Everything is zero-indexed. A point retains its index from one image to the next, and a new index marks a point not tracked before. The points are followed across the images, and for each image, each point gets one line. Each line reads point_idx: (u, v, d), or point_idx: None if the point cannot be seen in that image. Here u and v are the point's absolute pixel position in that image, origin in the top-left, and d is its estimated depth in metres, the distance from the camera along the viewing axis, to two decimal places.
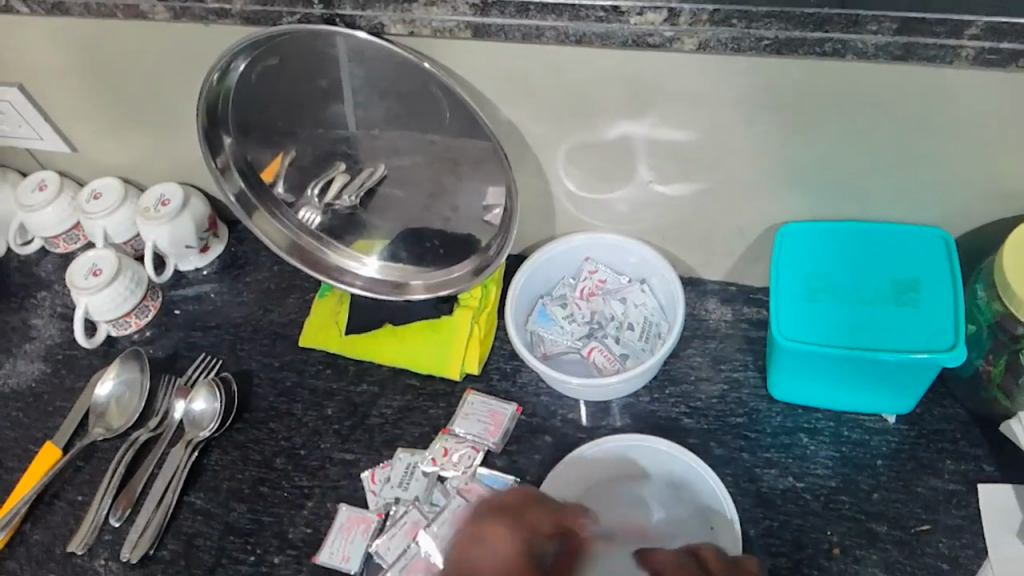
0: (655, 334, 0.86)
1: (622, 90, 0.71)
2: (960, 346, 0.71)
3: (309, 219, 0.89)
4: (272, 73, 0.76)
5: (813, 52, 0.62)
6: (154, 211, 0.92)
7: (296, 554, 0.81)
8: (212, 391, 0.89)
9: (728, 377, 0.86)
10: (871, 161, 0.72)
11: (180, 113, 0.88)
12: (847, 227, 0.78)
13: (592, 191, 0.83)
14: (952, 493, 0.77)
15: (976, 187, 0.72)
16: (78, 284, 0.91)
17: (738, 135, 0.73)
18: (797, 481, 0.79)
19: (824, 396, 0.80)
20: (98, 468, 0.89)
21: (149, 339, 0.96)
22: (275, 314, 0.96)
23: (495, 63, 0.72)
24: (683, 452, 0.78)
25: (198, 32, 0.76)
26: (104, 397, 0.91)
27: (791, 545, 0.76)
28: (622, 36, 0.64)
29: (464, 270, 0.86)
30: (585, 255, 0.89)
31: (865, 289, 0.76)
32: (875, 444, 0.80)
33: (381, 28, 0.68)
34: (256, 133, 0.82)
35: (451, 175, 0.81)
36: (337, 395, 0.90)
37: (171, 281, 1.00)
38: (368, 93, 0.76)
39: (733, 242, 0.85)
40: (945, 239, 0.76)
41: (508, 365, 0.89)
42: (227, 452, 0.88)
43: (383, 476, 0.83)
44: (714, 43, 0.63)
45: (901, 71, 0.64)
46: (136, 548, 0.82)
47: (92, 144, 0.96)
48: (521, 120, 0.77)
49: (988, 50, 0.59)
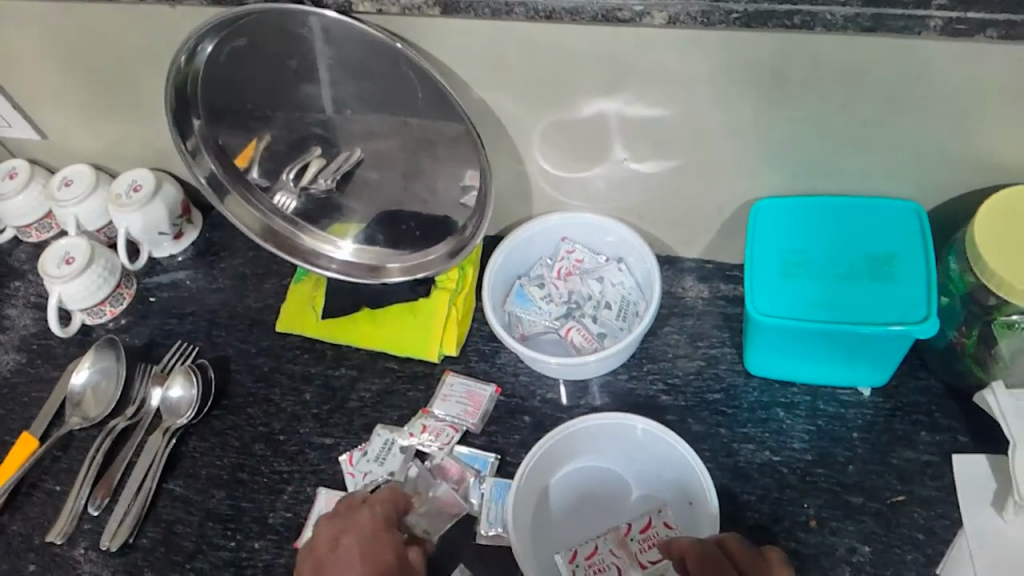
0: (633, 313, 0.86)
1: (593, 67, 0.71)
2: (933, 317, 0.71)
3: (285, 203, 0.88)
4: (240, 54, 0.75)
5: (782, 25, 0.62)
6: (126, 198, 0.91)
7: (276, 539, 0.81)
8: (189, 378, 0.88)
9: (705, 354, 0.86)
10: (844, 133, 0.72)
11: (149, 97, 0.87)
12: (822, 202, 0.78)
13: (568, 171, 0.82)
14: (927, 464, 0.77)
15: (948, 159, 0.73)
16: (50, 272, 0.90)
17: (711, 111, 0.73)
18: (773, 455, 0.79)
19: (800, 370, 0.81)
20: (76, 457, 0.88)
21: (125, 327, 0.95)
22: (251, 300, 0.95)
23: (466, 42, 0.71)
24: (666, 430, 0.77)
25: (163, 14, 0.75)
26: (80, 386, 0.90)
27: (768, 518, 0.76)
28: (591, 11, 0.64)
29: (441, 253, 0.85)
30: (562, 235, 0.89)
31: (839, 263, 0.76)
32: (851, 417, 0.80)
33: (349, 6, 0.67)
34: (228, 118, 0.81)
35: (427, 157, 0.81)
36: (315, 379, 0.89)
37: (145, 269, 0.99)
38: (338, 74, 0.76)
39: (708, 219, 0.85)
40: (918, 211, 0.76)
41: (487, 346, 0.89)
42: (205, 438, 0.87)
43: (360, 457, 0.83)
44: (684, 17, 0.63)
45: (871, 44, 0.64)
46: (115, 537, 0.81)
47: (63, 131, 0.95)
48: (494, 99, 0.76)
49: (955, 21, 0.59)
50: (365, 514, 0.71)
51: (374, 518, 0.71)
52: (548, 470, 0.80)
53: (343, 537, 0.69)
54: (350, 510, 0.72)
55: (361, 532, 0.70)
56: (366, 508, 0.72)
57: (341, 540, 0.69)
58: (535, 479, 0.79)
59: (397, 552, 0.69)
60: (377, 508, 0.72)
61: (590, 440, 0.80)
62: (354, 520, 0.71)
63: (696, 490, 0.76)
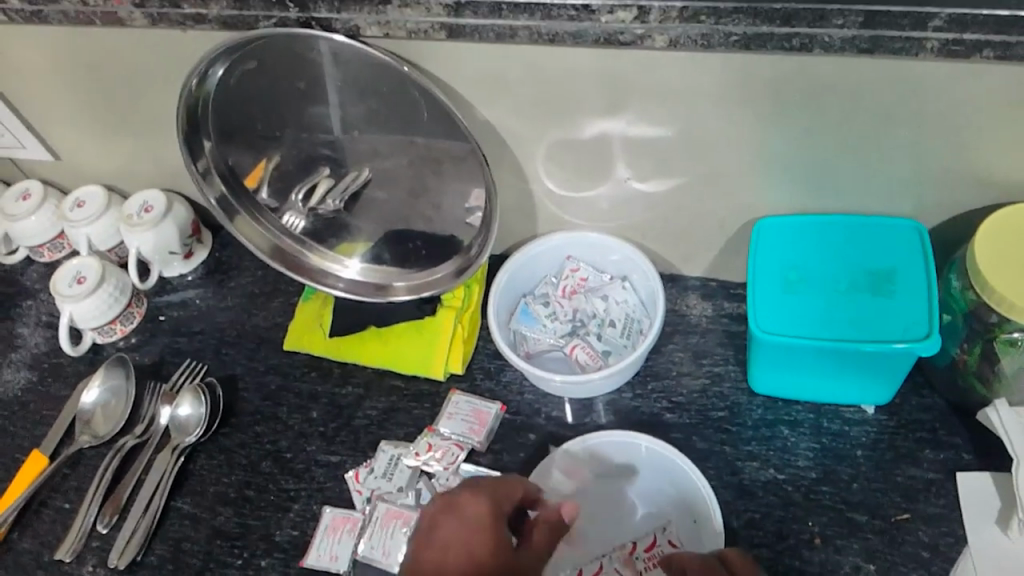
0: (637, 330, 0.87)
1: (596, 88, 0.72)
2: (935, 334, 0.72)
3: (293, 223, 0.89)
4: (251, 76, 0.76)
5: (781, 47, 0.63)
6: (137, 218, 0.93)
7: (283, 557, 0.81)
8: (197, 396, 0.89)
9: (709, 372, 0.86)
10: (844, 152, 0.73)
11: (161, 119, 0.88)
12: (823, 221, 0.79)
13: (572, 190, 0.83)
14: (931, 482, 0.77)
15: (948, 178, 0.73)
16: (61, 292, 0.91)
17: (712, 131, 0.74)
18: (777, 473, 0.80)
19: (803, 388, 0.81)
20: (85, 475, 0.89)
21: (135, 345, 0.96)
22: (259, 318, 0.96)
23: (473, 65, 0.72)
24: (672, 452, 0.78)
25: (176, 38, 0.77)
26: (90, 404, 0.91)
27: (772, 536, 0.77)
28: (593, 35, 0.65)
29: (447, 271, 0.86)
30: (567, 254, 0.90)
31: (841, 281, 0.77)
32: (855, 435, 0.81)
33: (356, 30, 0.69)
34: (238, 139, 0.83)
35: (433, 177, 0.82)
36: (322, 397, 0.90)
37: (155, 288, 1.00)
38: (347, 96, 0.77)
39: (711, 238, 0.86)
40: (919, 230, 0.76)
41: (492, 364, 0.90)
42: (212, 456, 0.88)
43: (366, 474, 0.83)
44: (684, 40, 0.64)
45: (869, 65, 0.65)
46: (122, 555, 0.82)
47: (76, 152, 0.96)
48: (499, 120, 0.78)
49: (951, 42, 0.60)
50: (467, 504, 0.63)
51: (480, 507, 0.62)
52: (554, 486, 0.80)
53: (443, 524, 0.61)
54: (454, 499, 0.63)
55: (464, 520, 0.61)
56: (471, 495, 0.64)
57: (442, 528, 0.61)
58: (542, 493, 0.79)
59: (503, 546, 0.60)
60: (482, 497, 0.64)
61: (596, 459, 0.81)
62: (456, 508, 0.62)
63: (700, 508, 0.77)
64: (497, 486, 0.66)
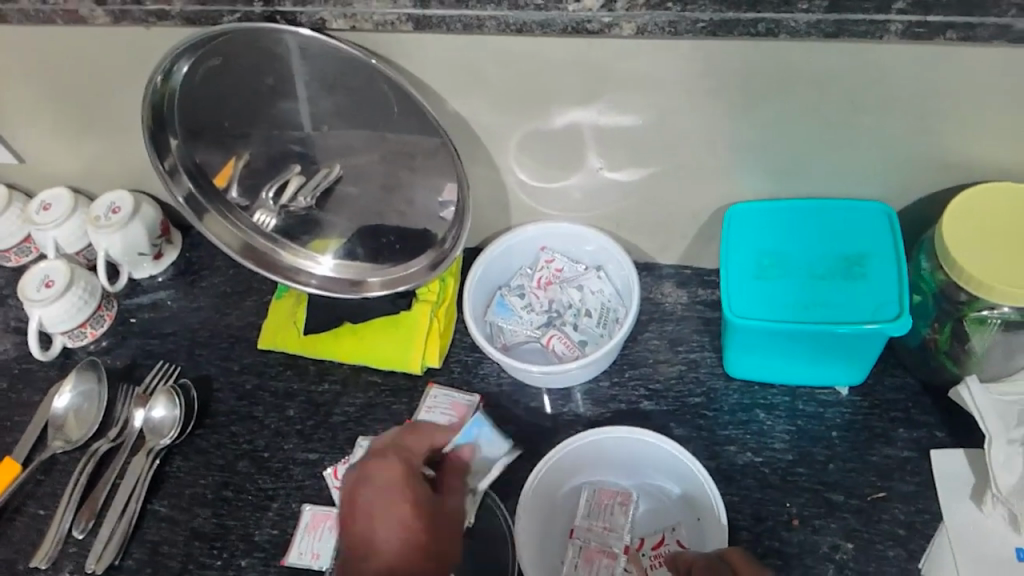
0: (613, 319, 0.87)
1: (566, 78, 0.72)
2: (905, 316, 0.73)
3: (264, 221, 0.88)
4: (216, 73, 0.75)
5: (748, 33, 0.63)
6: (104, 219, 0.91)
7: (262, 556, 0.81)
8: (171, 398, 0.88)
9: (685, 358, 0.87)
10: (812, 135, 0.73)
11: (127, 118, 0.87)
12: (794, 206, 0.80)
13: (544, 180, 0.83)
14: (906, 460, 0.78)
15: (914, 159, 0.74)
16: (30, 296, 0.90)
17: (682, 118, 0.74)
18: (755, 456, 0.80)
19: (779, 371, 0.82)
20: (59, 481, 0.88)
21: (106, 349, 0.95)
22: (233, 318, 0.95)
23: (442, 57, 0.72)
24: (672, 446, 0.78)
25: (140, 35, 0.76)
26: (62, 408, 0.90)
27: (751, 519, 0.77)
28: (561, 24, 0.65)
29: (421, 266, 0.86)
30: (541, 245, 0.90)
31: (813, 264, 0.77)
32: (830, 416, 0.82)
33: (323, 23, 0.68)
34: (205, 137, 0.82)
35: (405, 171, 0.82)
36: (298, 395, 0.89)
37: (126, 290, 0.98)
38: (315, 90, 0.76)
39: (684, 224, 0.86)
40: (888, 213, 0.77)
41: (469, 357, 0.90)
42: (188, 457, 0.87)
43: (344, 470, 0.82)
44: (652, 27, 0.64)
45: (835, 49, 0.66)
46: (100, 559, 0.81)
47: (40, 154, 0.95)
48: (469, 112, 0.77)
49: (915, 25, 0.60)
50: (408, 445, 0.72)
51: (393, 471, 0.67)
52: (557, 482, 0.80)
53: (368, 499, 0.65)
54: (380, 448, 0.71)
55: (384, 484, 0.66)
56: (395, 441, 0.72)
57: (366, 503, 0.65)
58: (545, 491, 0.79)
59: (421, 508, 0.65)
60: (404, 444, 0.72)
61: (598, 454, 0.81)
62: (373, 476, 0.67)
63: (703, 505, 0.77)
64: (402, 447, 0.71)
